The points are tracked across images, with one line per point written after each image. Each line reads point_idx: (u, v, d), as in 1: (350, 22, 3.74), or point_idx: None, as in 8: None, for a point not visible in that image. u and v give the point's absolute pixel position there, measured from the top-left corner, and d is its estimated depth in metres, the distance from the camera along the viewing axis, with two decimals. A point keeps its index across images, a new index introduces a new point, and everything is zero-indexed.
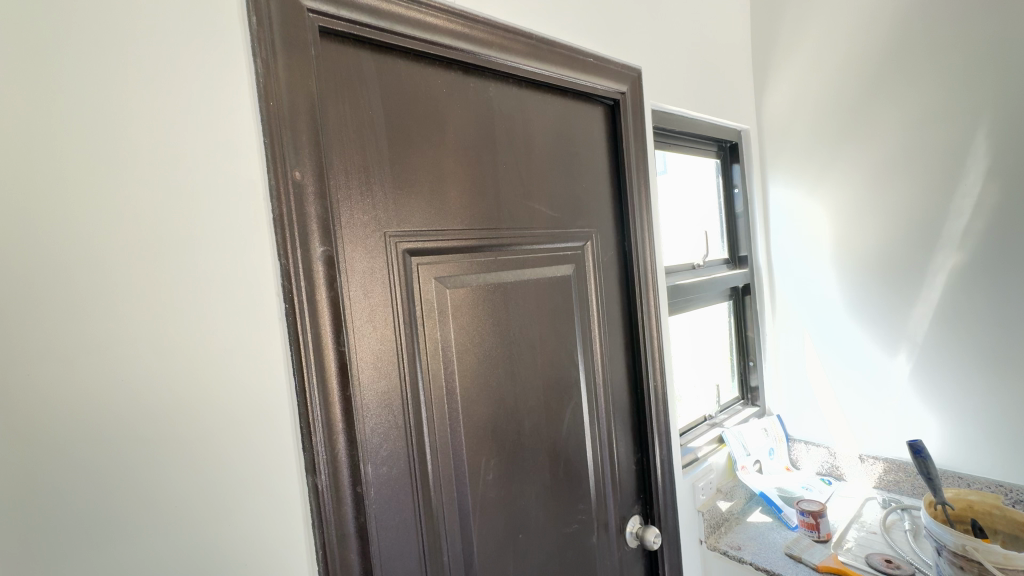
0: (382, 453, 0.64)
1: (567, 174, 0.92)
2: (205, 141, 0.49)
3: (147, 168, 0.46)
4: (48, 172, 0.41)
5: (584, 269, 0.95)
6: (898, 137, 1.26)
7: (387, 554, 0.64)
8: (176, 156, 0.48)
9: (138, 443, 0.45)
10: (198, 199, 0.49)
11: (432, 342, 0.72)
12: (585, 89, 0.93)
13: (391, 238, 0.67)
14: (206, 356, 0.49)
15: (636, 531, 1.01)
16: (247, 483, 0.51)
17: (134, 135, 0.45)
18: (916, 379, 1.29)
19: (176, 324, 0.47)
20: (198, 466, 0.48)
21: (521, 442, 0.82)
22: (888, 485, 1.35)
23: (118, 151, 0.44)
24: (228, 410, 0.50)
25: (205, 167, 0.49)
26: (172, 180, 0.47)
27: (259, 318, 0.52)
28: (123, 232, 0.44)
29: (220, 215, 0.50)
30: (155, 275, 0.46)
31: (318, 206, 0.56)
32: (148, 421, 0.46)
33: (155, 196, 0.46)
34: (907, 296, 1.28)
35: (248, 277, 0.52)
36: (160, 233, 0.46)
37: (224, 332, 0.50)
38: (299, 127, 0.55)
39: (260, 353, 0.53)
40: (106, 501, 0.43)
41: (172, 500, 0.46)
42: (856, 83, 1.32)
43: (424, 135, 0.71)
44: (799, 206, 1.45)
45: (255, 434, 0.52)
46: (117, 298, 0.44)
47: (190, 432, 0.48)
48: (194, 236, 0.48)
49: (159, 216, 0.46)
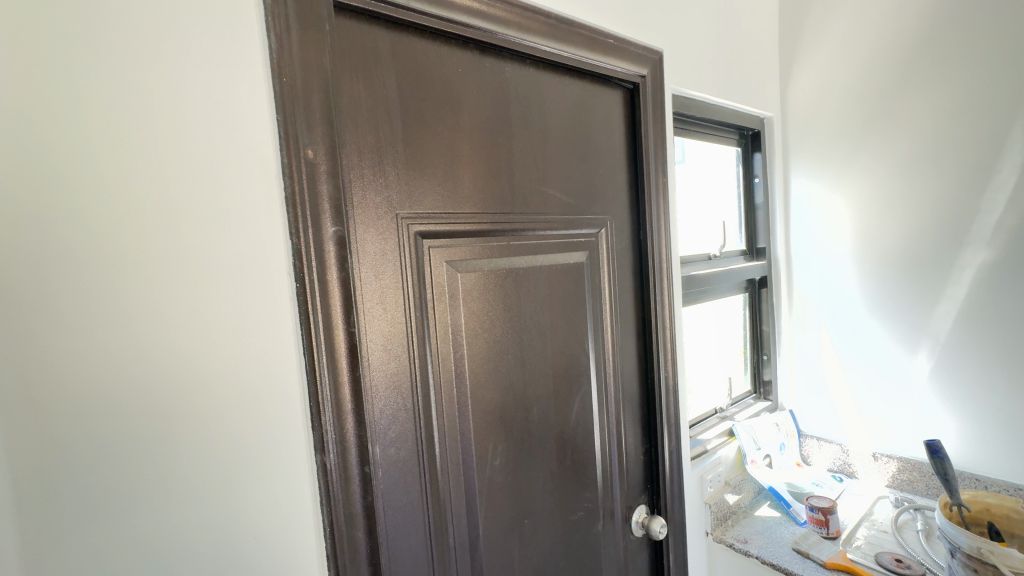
0: (390, 435, 0.65)
1: (584, 159, 0.90)
2: (222, 120, 0.49)
3: (164, 143, 0.46)
4: (69, 145, 0.42)
5: (598, 256, 0.94)
6: (929, 127, 1.21)
7: (394, 537, 0.65)
8: (192, 131, 0.47)
9: (157, 415, 0.46)
10: (216, 180, 0.49)
11: (443, 326, 0.71)
12: (604, 72, 0.91)
13: (403, 220, 0.66)
14: (221, 335, 0.50)
15: (642, 521, 1.01)
16: (261, 457, 0.52)
17: (155, 109, 0.45)
18: (936, 378, 1.26)
19: (194, 299, 0.48)
20: (215, 441, 0.49)
21: (529, 429, 0.82)
22: (901, 485, 1.33)
23: (136, 124, 0.45)
24: (241, 390, 0.51)
25: (222, 147, 0.49)
26: (191, 158, 0.47)
27: (273, 296, 0.53)
28: (141, 206, 0.45)
29: (237, 194, 0.50)
30: (175, 251, 0.47)
31: (330, 185, 0.56)
32: (168, 395, 0.47)
33: (173, 173, 0.46)
34: (930, 293, 1.25)
35: (262, 257, 0.52)
36: (181, 209, 0.47)
37: (241, 313, 0.51)
38: (312, 103, 0.55)
39: (273, 331, 0.53)
40: (117, 473, 0.44)
41: (188, 473, 0.47)
42: (886, 72, 1.27)
43: (439, 117, 0.70)
44: (821, 199, 1.41)
45: (267, 414, 0.53)
46: (140, 276, 0.45)
47: (205, 407, 0.49)
48: (209, 215, 0.48)
49: (176, 191, 0.47)
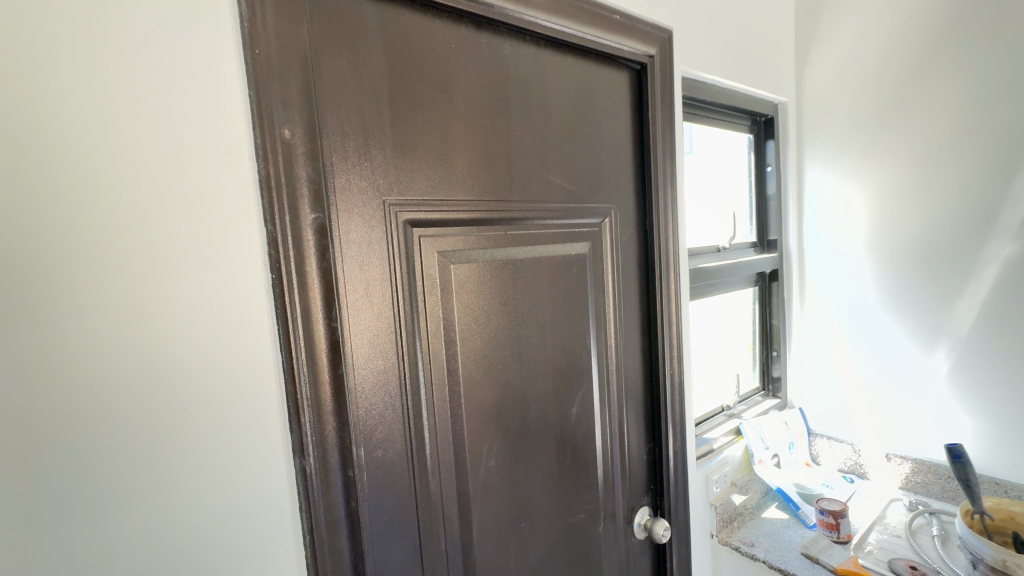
0: (376, 436, 0.61)
1: (587, 144, 0.85)
2: (203, 97, 0.45)
3: (143, 122, 0.42)
4: (35, 122, 0.38)
5: (601, 247, 0.89)
6: (954, 113, 1.14)
7: (380, 544, 0.61)
8: (163, 109, 0.43)
9: (138, 416, 0.43)
10: (203, 163, 0.45)
11: (434, 320, 0.67)
12: (609, 51, 0.85)
13: (391, 207, 0.62)
14: (214, 327, 0.47)
15: (645, 523, 0.97)
16: (244, 460, 0.49)
17: (122, 83, 0.41)
18: (954, 377, 1.20)
19: (187, 289, 0.45)
20: (193, 445, 0.46)
21: (526, 428, 0.78)
22: (915, 487, 1.28)
23: (103, 100, 0.40)
24: (235, 384, 0.48)
25: (205, 127, 0.46)
26: (176, 138, 0.44)
27: (256, 287, 0.49)
28: (117, 191, 0.41)
29: (225, 177, 0.47)
30: (165, 238, 0.44)
31: (308, 168, 0.52)
32: (143, 396, 0.43)
33: (145, 152, 0.42)
34: (951, 288, 1.19)
35: (250, 245, 0.49)
36: (155, 194, 0.43)
37: (233, 303, 0.48)
38: (289, 80, 0.50)
39: (262, 323, 0.50)
40: (103, 477, 0.41)
41: (165, 478, 0.44)
42: (908, 55, 1.20)
43: (431, 97, 0.65)
44: (837, 189, 1.35)
45: (261, 408, 0.50)
46: (128, 266, 0.42)
47: (194, 405, 0.46)
48: (200, 200, 0.45)
49: (156, 175, 0.43)
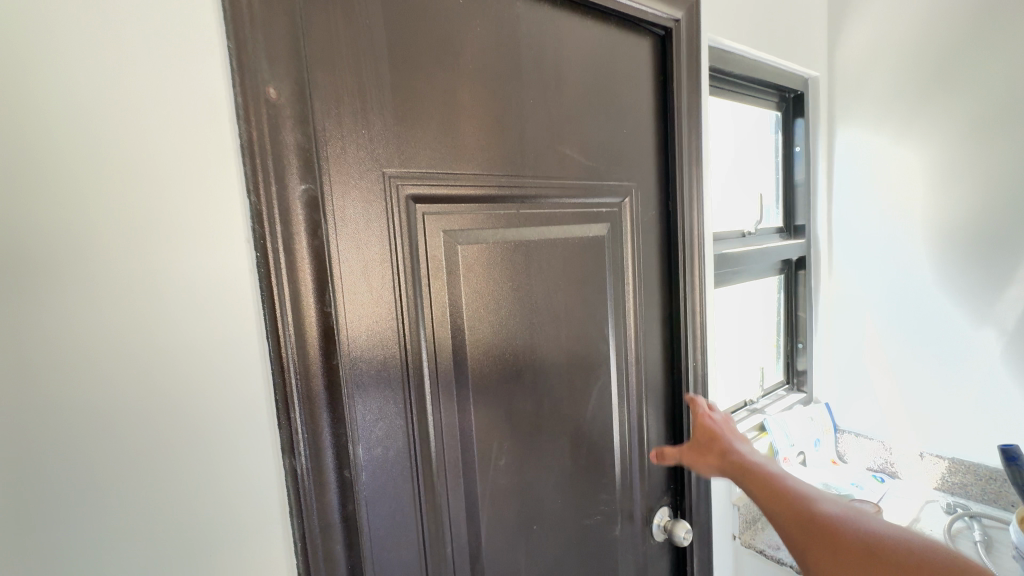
0: (376, 433, 0.55)
1: (606, 115, 0.78)
2: (176, 45, 0.40)
3: (109, 72, 0.37)
4: None
5: (621, 229, 0.82)
6: (1006, 87, 1.05)
7: (381, 551, 0.56)
8: (141, 61, 0.38)
9: (110, 406, 0.38)
10: (179, 119, 0.40)
11: (440, 307, 0.62)
12: (632, 13, 0.78)
13: (391, 179, 0.56)
14: (197, 306, 0.42)
15: (665, 524, 0.91)
16: (232, 455, 0.44)
17: (84, 26, 0.36)
18: (998, 371, 1.13)
19: (165, 262, 0.40)
20: (180, 440, 0.41)
21: (539, 423, 0.73)
22: (951, 488, 1.22)
23: (61, 45, 0.35)
24: (220, 371, 0.43)
25: (178, 78, 0.40)
26: (147, 90, 0.38)
27: (241, 262, 0.44)
28: (80, 149, 0.36)
29: (205, 136, 0.41)
30: (138, 204, 0.39)
31: (297, 133, 0.46)
32: (124, 386, 0.38)
33: (121, 110, 0.37)
34: (998, 277, 1.10)
35: (234, 215, 0.43)
36: (128, 154, 0.38)
37: (217, 279, 0.43)
38: (274, 30, 0.44)
39: (248, 302, 0.45)
40: (68, 474, 0.36)
41: (148, 476, 0.40)
42: (954, 24, 1.11)
43: (435, 58, 0.59)
44: (871, 171, 1.27)
45: (251, 396, 0.45)
46: (95, 236, 0.37)
47: (174, 394, 0.41)
48: (177, 162, 0.40)
49: (125, 132, 0.38)
